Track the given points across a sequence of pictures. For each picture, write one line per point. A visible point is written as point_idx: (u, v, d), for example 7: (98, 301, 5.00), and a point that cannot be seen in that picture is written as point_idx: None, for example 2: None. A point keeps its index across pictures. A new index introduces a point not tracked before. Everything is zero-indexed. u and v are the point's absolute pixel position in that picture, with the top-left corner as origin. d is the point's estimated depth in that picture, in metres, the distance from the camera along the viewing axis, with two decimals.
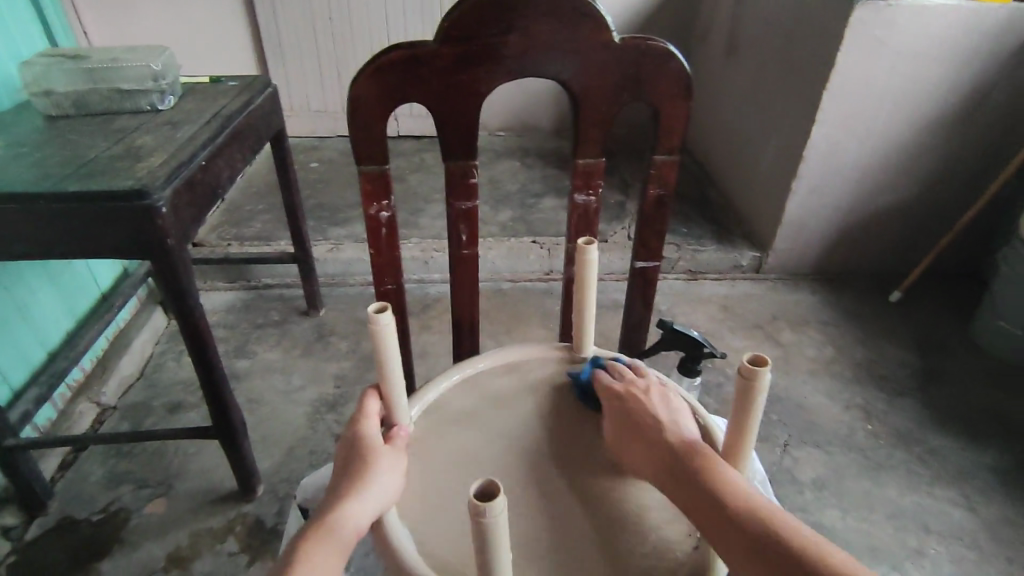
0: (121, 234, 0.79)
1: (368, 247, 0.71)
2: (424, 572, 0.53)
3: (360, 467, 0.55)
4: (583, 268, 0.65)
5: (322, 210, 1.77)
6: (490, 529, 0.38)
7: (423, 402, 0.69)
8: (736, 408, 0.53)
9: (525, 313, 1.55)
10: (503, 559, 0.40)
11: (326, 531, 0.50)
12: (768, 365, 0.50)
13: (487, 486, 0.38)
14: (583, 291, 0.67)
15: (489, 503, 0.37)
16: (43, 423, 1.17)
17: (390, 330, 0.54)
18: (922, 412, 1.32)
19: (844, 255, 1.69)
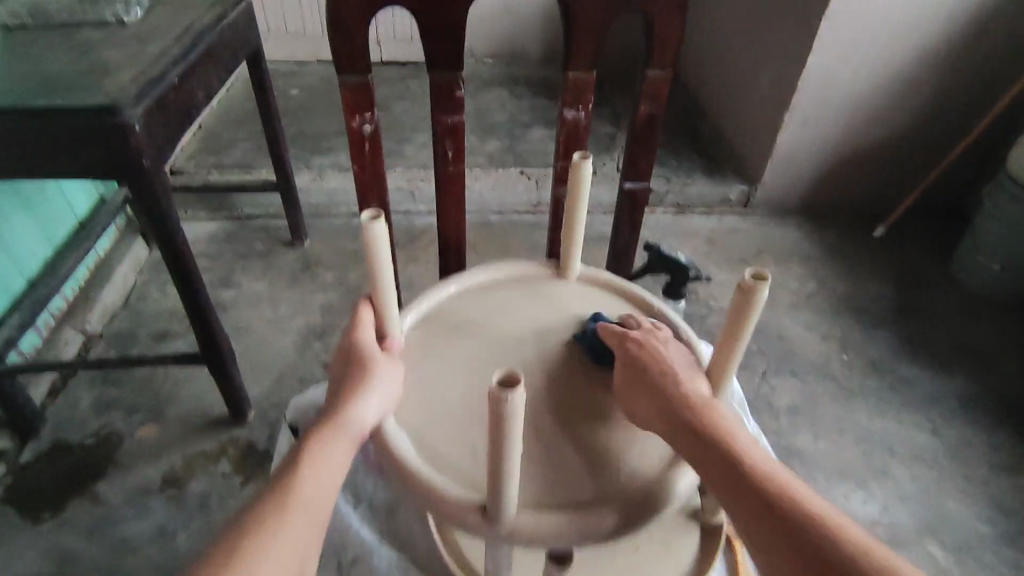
0: (93, 153, 0.76)
1: (351, 163, 0.69)
2: (424, 471, 0.55)
3: (358, 375, 0.56)
4: (576, 185, 0.65)
5: (303, 138, 1.72)
6: (510, 414, 0.41)
7: (416, 316, 0.69)
8: (729, 319, 0.55)
9: (512, 246, 1.54)
10: (515, 443, 0.44)
11: (335, 428, 0.52)
12: (766, 279, 0.52)
13: (508, 375, 0.42)
14: (573, 208, 0.66)
15: (511, 390, 0.40)
16: (29, 349, 1.17)
17: (382, 239, 0.54)
18: (896, 343, 1.36)
19: (832, 189, 1.69)
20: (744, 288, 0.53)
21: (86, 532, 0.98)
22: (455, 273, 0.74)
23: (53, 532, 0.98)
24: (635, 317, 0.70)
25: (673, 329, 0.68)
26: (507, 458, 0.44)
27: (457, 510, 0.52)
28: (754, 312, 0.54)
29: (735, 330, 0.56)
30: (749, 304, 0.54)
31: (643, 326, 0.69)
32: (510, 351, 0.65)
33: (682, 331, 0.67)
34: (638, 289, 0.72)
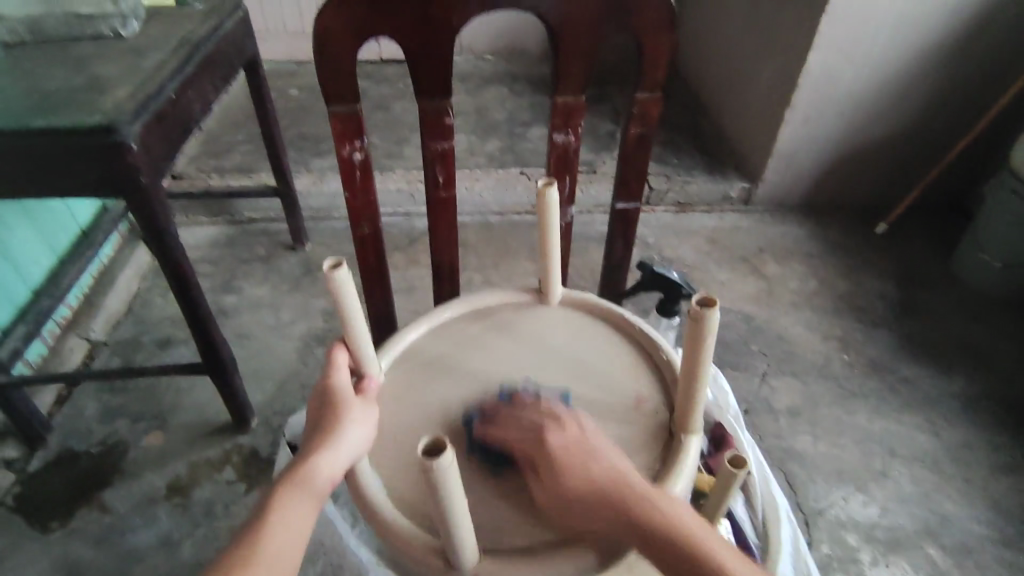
0: (92, 173, 0.76)
1: (342, 189, 0.69)
2: (392, 514, 0.57)
3: (328, 417, 0.57)
4: (545, 212, 0.65)
5: (303, 141, 1.72)
6: (441, 479, 0.42)
7: (393, 353, 0.70)
8: (687, 349, 0.55)
9: (513, 247, 1.54)
10: (455, 501, 0.44)
11: (296, 480, 0.53)
12: (716, 305, 0.51)
13: (436, 443, 0.42)
14: (545, 234, 0.67)
15: (437, 459, 0.41)
16: (35, 359, 1.19)
17: (347, 283, 0.55)
18: (897, 343, 1.35)
19: (832, 186, 1.68)
20: (694, 314, 0.52)
21: (94, 540, 0.99)
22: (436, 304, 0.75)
23: (62, 540, 0.99)
24: (613, 343, 0.70)
25: (654, 350, 0.68)
26: (451, 514, 0.45)
27: (423, 554, 0.54)
28: (711, 338, 0.53)
29: (695, 357, 0.55)
30: (701, 333, 0.53)
31: (622, 350, 0.69)
32: (484, 385, 0.66)
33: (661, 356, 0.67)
34: (618, 310, 0.72)
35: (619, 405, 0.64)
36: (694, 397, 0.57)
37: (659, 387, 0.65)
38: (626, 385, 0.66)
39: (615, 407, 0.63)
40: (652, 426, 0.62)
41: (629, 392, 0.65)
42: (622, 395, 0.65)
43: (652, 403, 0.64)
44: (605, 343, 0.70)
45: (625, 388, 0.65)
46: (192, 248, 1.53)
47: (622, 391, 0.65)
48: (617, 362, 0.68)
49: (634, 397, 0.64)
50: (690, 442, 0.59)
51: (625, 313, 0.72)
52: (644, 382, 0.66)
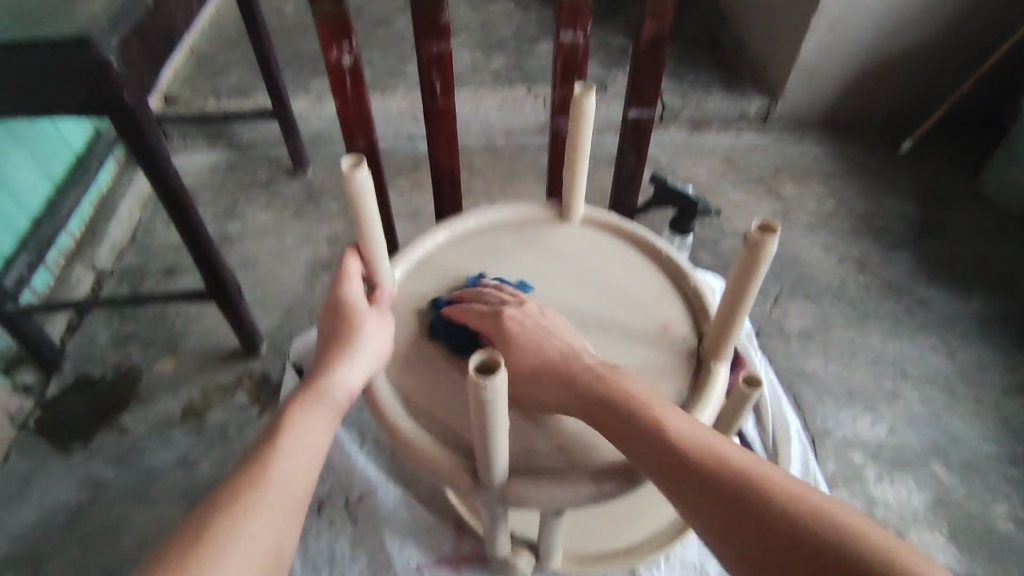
0: (74, 91, 0.73)
1: (333, 98, 0.65)
2: (417, 431, 0.55)
3: (342, 332, 0.55)
4: (579, 120, 0.60)
5: (300, 60, 1.64)
6: (490, 398, 0.41)
7: (407, 264, 0.67)
8: (735, 274, 0.52)
9: (521, 170, 1.49)
10: (500, 422, 0.44)
11: (315, 395, 0.52)
12: (774, 234, 0.48)
13: (489, 361, 0.41)
14: (575, 145, 0.62)
15: (489, 377, 0.40)
16: (42, 288, 1.18)
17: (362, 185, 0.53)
18: (915, 264, 1.32)
19: (858, 99, 1.59)
20: (750, 240, 0.49)
21: (115, 461, 1.02)
22: (454, 214, 0.72)
23: (85, 461, 1.02)
24: (637, 261, 0.67)
25: (681, 274, 0.65)
26: (492, 432, 0.44)
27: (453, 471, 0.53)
28: (762, 265, 0.50)
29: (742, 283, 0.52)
30: (755, 259, 0.50)
31: (649, 273, 0.65)
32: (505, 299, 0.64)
33: (686, 276, 0.64)
34: (645, 233, 0.68)
35: (644, 329, 0.61)
36: (733, 322, 0.55)
37: (688, 313, 0.62)
38: (652, 310, 0.62)
39: (640, 331, 0.60)
40: (679, 351, 0.59)
41: (655, 316, 0.62)
42: (648, 318, 0.61)
43: (679, 329, 0.61)
44: (631, 266, 0.66)
45: (651, 314, 0.62)
46: (192, 174, 1.50)
47: (648, 315, 0.62)
48: (644, 279, 0.65)
49: (660, 322, 0.61)
50: (718, 369, 0.57)
51: (653, 237, 0.68)
52: (672, 308, 0.62)
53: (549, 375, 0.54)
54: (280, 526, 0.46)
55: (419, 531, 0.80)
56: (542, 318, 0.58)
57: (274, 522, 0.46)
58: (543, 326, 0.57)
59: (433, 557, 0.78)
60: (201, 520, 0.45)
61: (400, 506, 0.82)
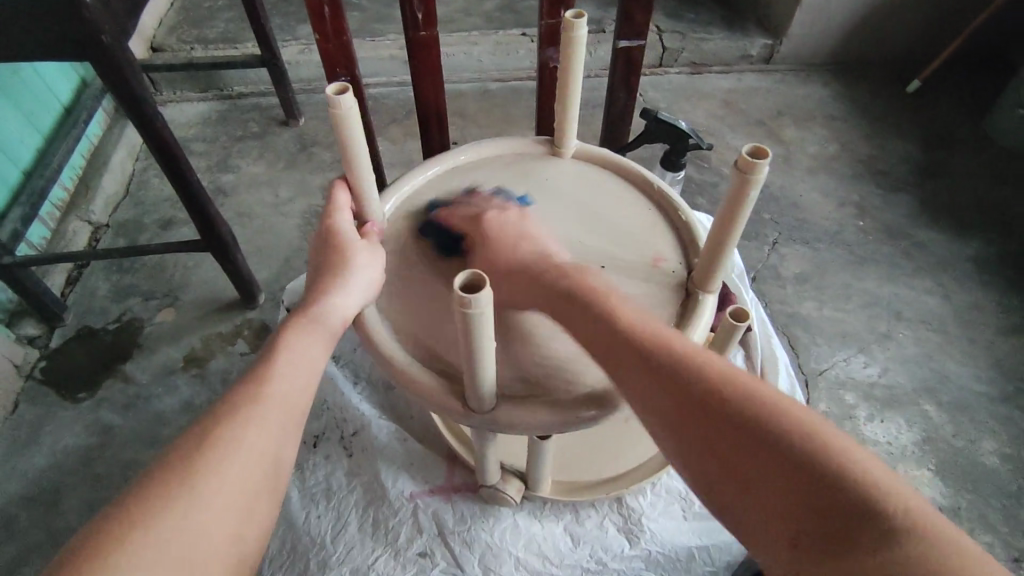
0: (49, 31, 0.70)
1: (311, 30, 0.63)
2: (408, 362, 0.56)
3: (335, 262, 0.56)
4: (568, 51, 0.59)
5: (288, 5, 1.60)
6: (475, 316, 0.41)
7: (398, 199, 0.67)
8: (726, 204, 0.51)
9: (516, 115, 1.46)
10: (484, 342, 0.44)
11: (309, 320, 0.53)
12: (766, 158, 0.47)
13: (473, 279, 0.41)
14: (567, 77, 0.61)
15: (474, 295, 0.40)
16: (39, 242, 1.18)
17: (352, 115, 0.52)
18: (915, 207, 1.31)
19: (864, 38, 1.54)
20: (739, 167, 0.47)
21: (122, 408, 1.05)
22: (448, 149, 0.71)
23: (92, 409, 1.05)
24: (629, 196, 0.66)
25: (674, 210, 0.64)
26: (477, 354, 0.45)
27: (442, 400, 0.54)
28: (752, 193, 0.49)
29: (733, 213, 0.51)
30: (746, 185, 0.48)
31: (642, 208, 0.65)
32: None
33: (679, 212, 0.64)
34: (639, 168, 0.67)
35: (633, 261, 0.60)
36: (722, 254, 0.54)
37: (678, 248, 0.62)
38: (643, 245, 0.62)
39: (630, 264, 0.60)
40: (669, 284, 0.59)
41: (646, 250, 0.61)
42: (639, 253, 0.61)
43: (669, 263, 0.61)
44: (624, 201, 0.65)
45: (642, 249, 0.61)
46: (183, 126, 1.48)
47: (638, 249, 0.61)
48: (637, 213, 0.64)
49: (650, 256, 0.61)
50: (706, 300, 0.57)
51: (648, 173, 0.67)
52: (663, 243, 0.62)
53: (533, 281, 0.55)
54: (276, 441, 0.46)
55: (413, 463, 0.82)
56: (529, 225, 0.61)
57: (273, 434, 0.46)
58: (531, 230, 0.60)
59: (427, 487, 0.80)
60: (199, 430, 0.45)
61: (395, 440, 0.84)
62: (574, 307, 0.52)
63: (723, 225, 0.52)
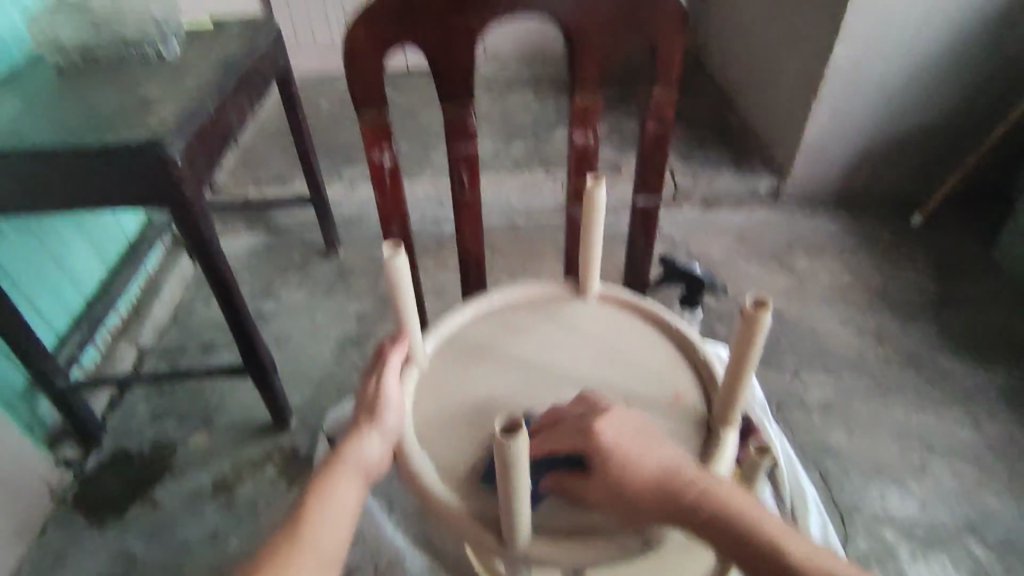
0: (141, 187, 0.82)
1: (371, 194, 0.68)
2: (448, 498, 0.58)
3: (370, 404, 0.59)
4: (589, 210, 0.64)
5: (335, 150, 1.78)
6: (513, 458, 0.43)
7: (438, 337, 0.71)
8: (735, 344, 0.56)
9: (541, 249, 1.55)
10: (519, 481, 0.46)
11: (344, 462, 0.55)
12: (767, 305, 0.53)
13: (512, 422, 0.43)
14: (589, 232, 0.66)
15: (512, 437, 0.43)
16: (89, 365, 1.25)
17: (401, 266, 0.58)
18: (934, 336, 1.33)
19: (865, 177, 1.66)
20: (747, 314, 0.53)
21: (149, 535, 1.05)
22: (478, 293, 0.76)
23: (119, 535, 1.05)
24: (649, 336, 0.70)
25: (690, 346, 0.68)
26: (514, 494, 0.47)
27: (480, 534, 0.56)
28: (760, 336, 0.54)
29: (743, 355, 0.55)
30: (753, 328, 0.54)
31: (661, 346, 0.69)
32: (530, 372, 0.67)
33: (698, 349, 0.68)
34: (655, 306, 0.72)
35: (655, 399, 0.64)
36: (738, 393, 0.58)
37: (698, 385, 0.65)
38: (664, 382, 0.65)
39: (652, 401, 0.64)
40: (690, 420, 0.62)
41: (667, 386, 0.65)
42: (661, 389, 0.65)
43: (690, 399, 0.64)
44: (644, 340, 0.70)
45: (664, 386, 0.65)
46: (231, 256, 1.60)
47: (659, 386, 0.65)
48: (658, 353, 0.68)
49: (671, 392, 0.64)
50: (727, 436, 0.60)
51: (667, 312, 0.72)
52: (683, 379, 0.66)
53: (651, 498, 0.51)
54: None
55: None
56: (637, 433, 0.54)
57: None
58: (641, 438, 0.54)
59: None
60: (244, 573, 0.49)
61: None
62: (704, 520, 0.50)
63: (736, 366, 0.57)
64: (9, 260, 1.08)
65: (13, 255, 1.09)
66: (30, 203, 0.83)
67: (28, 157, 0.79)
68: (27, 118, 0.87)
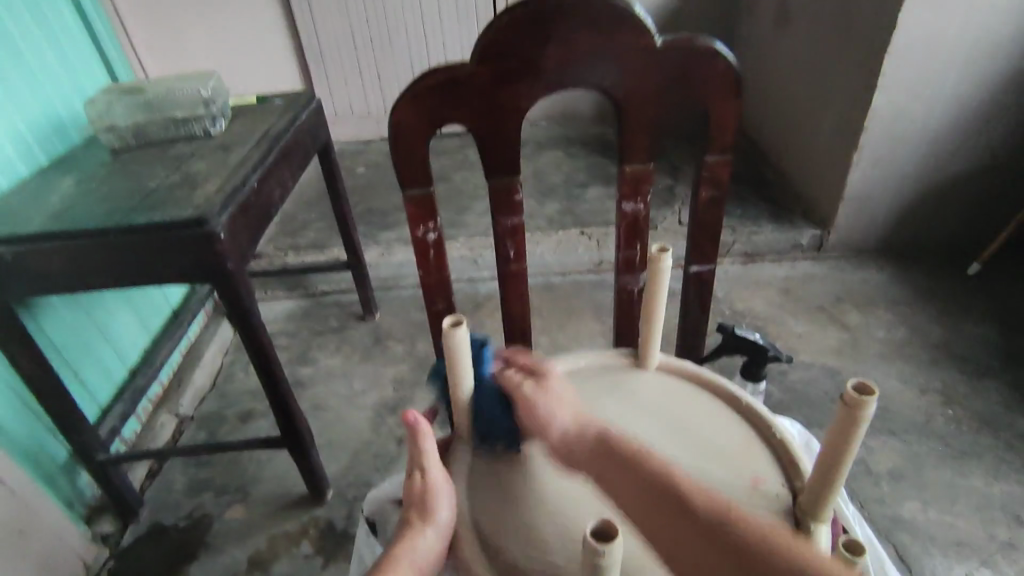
0: (188, 261, 0.82)
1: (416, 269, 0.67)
2: None
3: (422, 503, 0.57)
4: (656, 277, 0.62)
5: (371, 215, 1.82)
6: (602, 569, 0.38)
7: None
8: (833, 433, 0.50)
9: (578, 307, 1.52)
10: None
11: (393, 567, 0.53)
12: (874, 394, 0.47)
13: (606, 526, 0.39)
14: (653, 302, 0.64)
15: (608, 545, 0.37)
16: (129, 436, 1.25)
17: (463, 340, 0.56)
18: (1008, 394, 1.23)
19: (914, 227, 1.60)
20: (846, 403, 0.48)
21: None
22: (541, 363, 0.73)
23: None
24: (719, 413, 0.66)
25: (766, 426, 0.64)
26: None
27: None
28: (861, 428, 0.48)
29: (841, 444, 0.50)
30: (854, 420, 0.48)
31: (734, 423, 0.64)
32: None
33: (776, 430, 0.63)
34: (725, 382, 0.68)
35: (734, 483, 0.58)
36: (831, 485, 0.52)
37: (779, 469, 0.60)
38: (739, 463, 0.60)
39: (729, 483, 0.58)
40: (774, 507, 0.57)
41: (744, 468, 0.60)
42: (737, 470, 0.60)
43: (770, 484, 0.59)
44: (714, 417, 0.65)
45: (739, 467, 0.60)
46: (270, 321, 1.61)
47: (735, 467, 0.60)
48: (732, 432, 0.63)
49: (750, 476, 0.59)
50: (819, 529, 0.54)
51: (735, 386, 0.68)
52: (760, 461, 0.61)
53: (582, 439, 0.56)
54: None
55: None
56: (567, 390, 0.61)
57: None
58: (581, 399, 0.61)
59: None
60: None
61: None
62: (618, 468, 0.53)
63: (830, 456, 0.51)
64: (58, 333, 1.10)
65: (62, 330, 1.11)
66: (81, 280, 0.84)
67: (80, 235, 0.81)
68: (81, 197, 0.91)
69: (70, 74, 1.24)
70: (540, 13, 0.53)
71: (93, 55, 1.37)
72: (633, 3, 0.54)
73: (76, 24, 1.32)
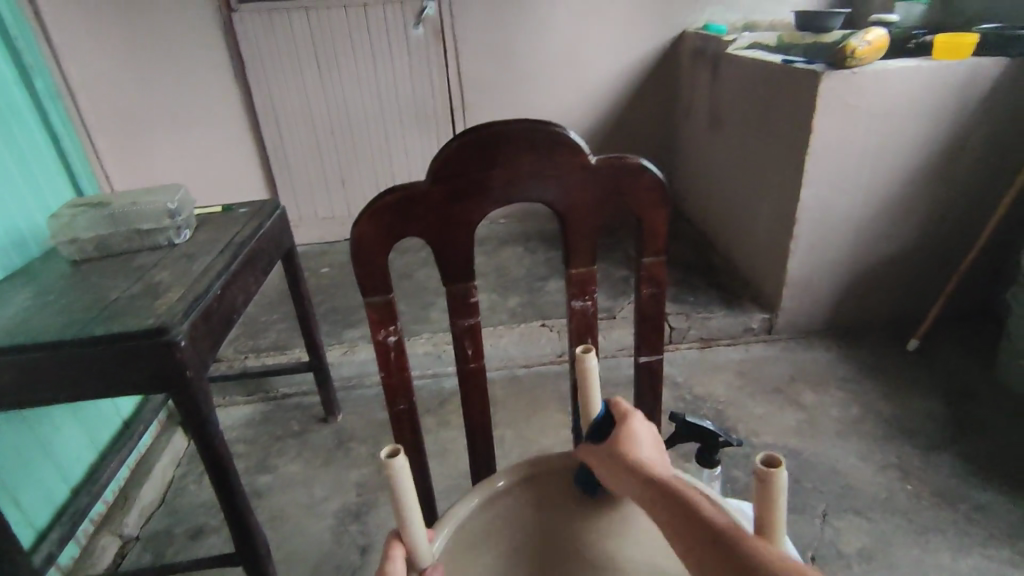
0: (145, 370, 0.82)
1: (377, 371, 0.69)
2: None
3: None
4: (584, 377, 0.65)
5: (335, 315, 1.83)
6: None
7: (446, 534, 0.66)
8: (757, 510, 0.51)
9: (543, 398, 1.53)
10: None
11: None
12: (781, 465, 0.50)
13: None
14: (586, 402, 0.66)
15: None
16: (66, 562, 1.16)
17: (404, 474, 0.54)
18: (961, 466, 1.27)
19: (854, 308, 1.71)
20: (761, 476, 0.50)
21: None
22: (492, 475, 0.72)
23: None
24: None
25: None
26: None
27: None
28: (780, 498, 0.51)
29: (767, 519, 0.51)
30: (770, 490, 0.50)
31: None
32: None
33: None
34: None
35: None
36: None
37: None
38: None
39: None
40: None
41: None
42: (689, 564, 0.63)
43: None
44: None
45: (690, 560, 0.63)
46: (227, 429, 1.56)
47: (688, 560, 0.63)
48: None
49: None
50: None
51: None
52: None
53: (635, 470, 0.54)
54: None
55: None
56: (653, 435, 0.59)
57: None
58: (646, 439, 0.58)
59: None
60: None
61: None
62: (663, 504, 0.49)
63: (764, 529, 0.52)
64: None
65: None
66: (29, 395, 0.82)
67: (35, 349, 0.80)
68: (37, 310, 0.90)
69: (34, 189, 1.27)
70: (485, 140, 0.59)
71: (60, 169, 1.40)
72: (568, 129, 0.61)
73: (43, 138, 1.37)
